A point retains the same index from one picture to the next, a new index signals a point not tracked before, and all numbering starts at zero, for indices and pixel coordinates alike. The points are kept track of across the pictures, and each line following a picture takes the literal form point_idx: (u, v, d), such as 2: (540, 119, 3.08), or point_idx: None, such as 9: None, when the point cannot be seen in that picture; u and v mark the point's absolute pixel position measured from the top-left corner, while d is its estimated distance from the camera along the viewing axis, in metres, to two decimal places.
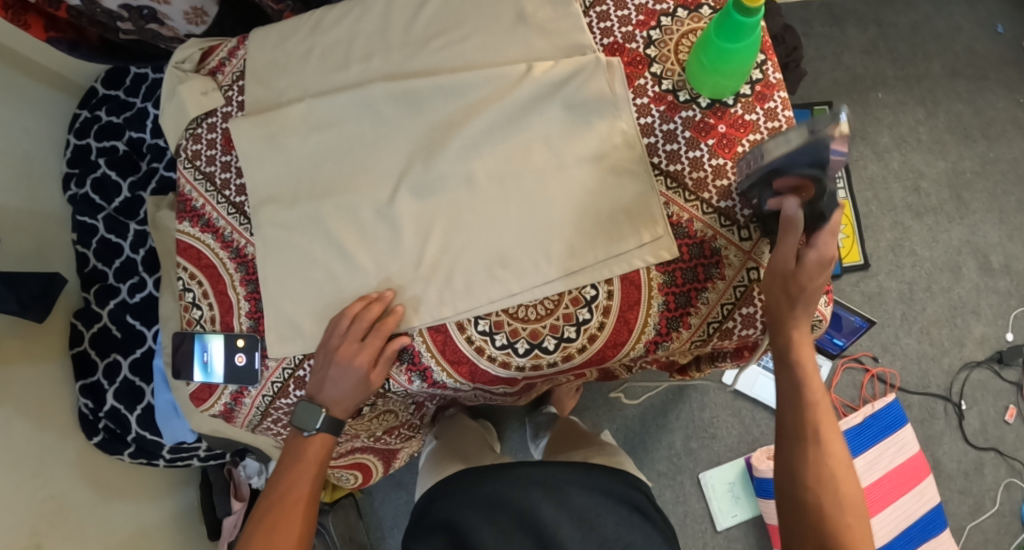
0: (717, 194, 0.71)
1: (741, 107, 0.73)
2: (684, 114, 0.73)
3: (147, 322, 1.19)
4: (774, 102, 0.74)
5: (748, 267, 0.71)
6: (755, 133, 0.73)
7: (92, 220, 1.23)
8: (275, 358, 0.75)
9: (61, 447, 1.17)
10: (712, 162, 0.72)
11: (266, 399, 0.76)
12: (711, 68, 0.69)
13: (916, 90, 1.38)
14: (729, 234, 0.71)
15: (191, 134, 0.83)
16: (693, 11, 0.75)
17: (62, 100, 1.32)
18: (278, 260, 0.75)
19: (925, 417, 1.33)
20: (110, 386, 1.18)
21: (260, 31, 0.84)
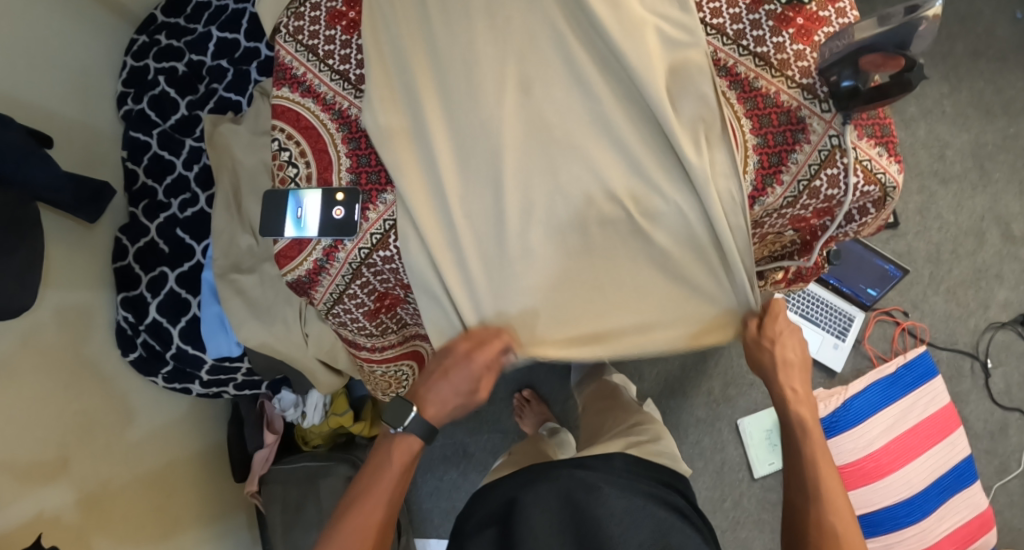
0: (800, 73, 0.76)
1: (816, 3, 0.77)
2: (767, 6, 0.77)
3: (197, 236, 1.18)
4: (843, 3, 0.79)
5: (831, 133, 0.74)
6: (828, 27, 0.77)
7: (146, 136, 1.24)
8: (376, 210, 0.81)
9: (98, 363, 1.15)
10: (793, 47, 0.76)
11: (364, 251, 0.82)
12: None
13: (940, 67, 1.47)
14: (813, 105, 0.75)
15: (293, 12, 0.86)
16: None
17: (120, 26, 1.34)
18: (417, 195, 0.79)
19: (954, 374, 1.36)
20: (153, 299, 1.16)
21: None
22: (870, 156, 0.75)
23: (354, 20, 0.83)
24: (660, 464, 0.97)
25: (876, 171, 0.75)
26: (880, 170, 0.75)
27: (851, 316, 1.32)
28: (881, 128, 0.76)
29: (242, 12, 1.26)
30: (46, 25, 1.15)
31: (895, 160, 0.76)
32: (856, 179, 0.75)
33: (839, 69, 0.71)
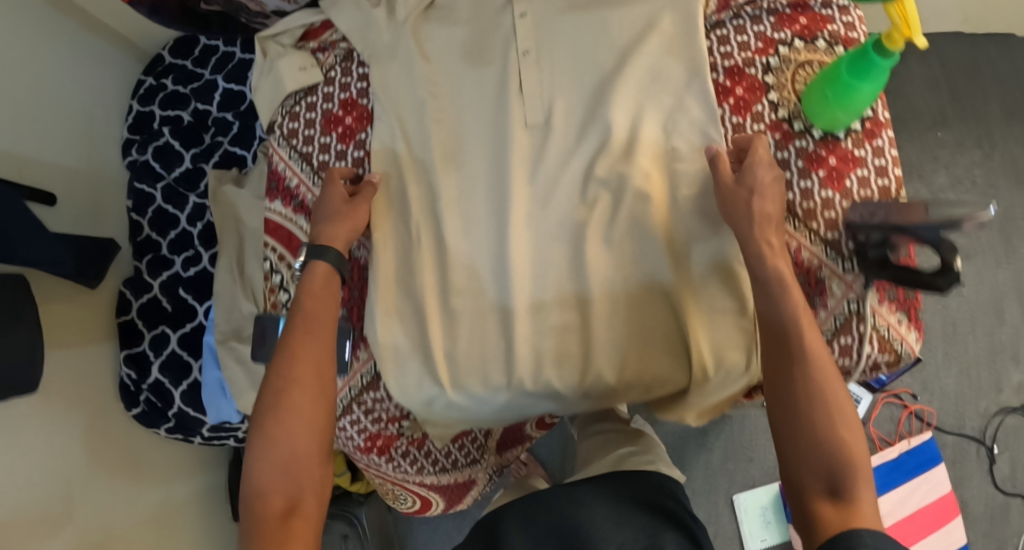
0: (825, 225, 0.73)
1: (851, 141, 0.75)
2: (797, 144, 0.75)
3: (200, 297, 1.18)
4: (883, 139, 0.75)
5: (849, 298, 0.73)
6: (862, 169, 0.74)
7: (150, 188, 1.22)
8: (364, 351, 0.88)
9: (103, 416, 1.16)
10: (821, 192, 0.74)
11: (352, 390, 0.88)
12: (832, 102, 0.71)
13: (973, 131, 1.40)
14: (835, 265, 0.73)
15: (288, 110, 0.89)
16: (809, 42, 0.78)
17: (127, 63, 1.31)
18: (411, 345, 0.81)
19: (957, 457, 1.33)
20: (155, 359, 1.17)
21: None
22: (889, 324, 0.73)
23: (348, 127, 0.86)
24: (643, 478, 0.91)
25: (894, 340, 0.73)
26: (899, 340, 0.73)
27: (857, 397, 1.30)
28: (905, 293, 0.73)
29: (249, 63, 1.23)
30: (46, 70, 1.12)
31: (915, 328, 0.73)
32: (871, 348, 0.73)
33: (867, 230, 0.69)
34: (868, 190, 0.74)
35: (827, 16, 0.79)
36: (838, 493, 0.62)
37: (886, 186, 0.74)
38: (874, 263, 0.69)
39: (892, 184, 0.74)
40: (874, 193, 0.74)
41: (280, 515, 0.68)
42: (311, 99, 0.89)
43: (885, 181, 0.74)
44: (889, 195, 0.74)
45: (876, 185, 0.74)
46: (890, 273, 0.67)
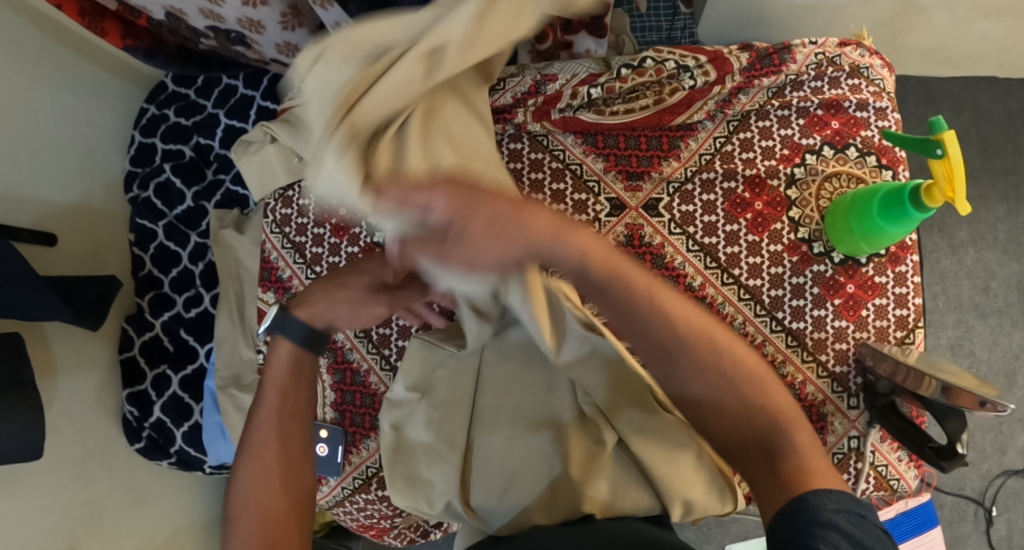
0: (832, 357, 0.82)
1: (872, 268, 0.82)
2: (815, 268, 0.83)
3: (200, 338, 1.19)
4: (906, 265, 0.83)
5: (850, 436, 0.83)
6: (881, 297, 0.82)
7: (151, 225, 1.21)
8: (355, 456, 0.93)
9: (105, 452, 1.18)
10: (834, 322, 0.82)
11: (343, 490, 0.94)
12: (860, 235, 0.78)
13: (1001, 185, 1.35)
14: (839, 403, 0.83)
15: (281, 196, 0.97)
16: (839, 151, 0.84)
17: (130, 92, 1.28)
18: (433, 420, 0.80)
19: (955, 518, 1.32)
20: (157, 398, 1.18)
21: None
22: (889, 461, 0.83)
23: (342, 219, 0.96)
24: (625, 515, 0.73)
25: (891, 477, 0.83)
26: (895, 477, 0.83)
27: None
28: None
29: (250, 101, 1.19)
30: (46, 107, 1.10)
31: (913, 466, 0.84)
32: (869, 484, 0.83)
33: (879, 377, 0.78)
34: (883, 319, 0.82)
35: (861, 120, 0.85)
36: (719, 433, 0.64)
37: (903, 315, 0.82)
38: (885, 409, 0.79)
39: (908, 314, 0.82)
40: (889, 323, 0.82)
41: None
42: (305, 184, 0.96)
43: (902, 311, 0.82)
44: (905, 326, 0.82)
45: (893, 314, 0.82)
46: (897, 425, 0.78)
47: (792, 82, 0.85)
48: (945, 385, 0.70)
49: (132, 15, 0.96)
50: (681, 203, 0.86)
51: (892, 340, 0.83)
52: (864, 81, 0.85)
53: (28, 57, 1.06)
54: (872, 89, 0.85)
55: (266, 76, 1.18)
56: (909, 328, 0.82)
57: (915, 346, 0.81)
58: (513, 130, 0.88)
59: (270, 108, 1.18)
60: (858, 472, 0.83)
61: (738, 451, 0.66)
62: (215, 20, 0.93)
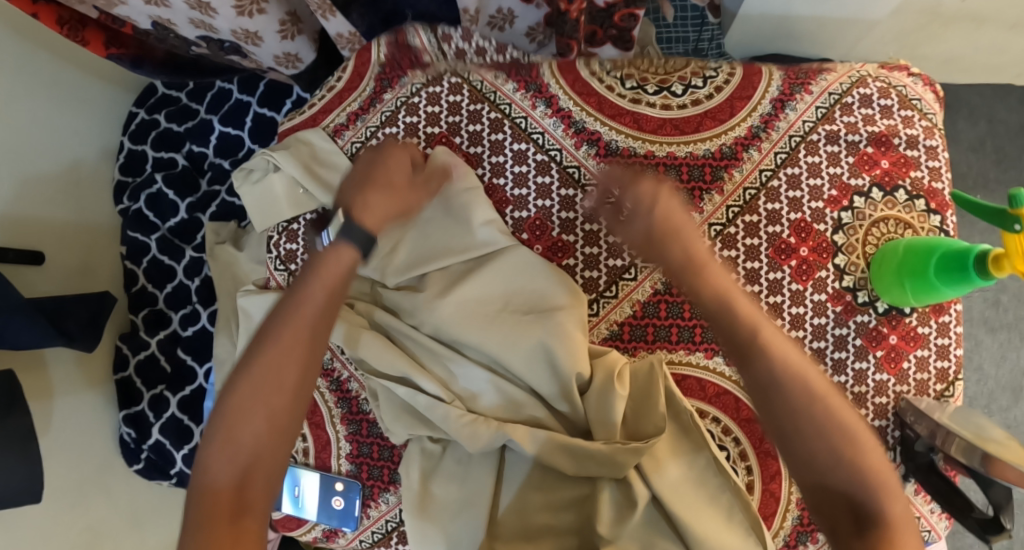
0: (873, 411, 0.79)
1: (916, 319, 0.80)
2: (859, 318, 0.79)
3: (199, 358, 1.15)
4: (949, 315, 0.80)
5: None
6: (923, 349, 0.80)
7: (144, 239, 1.15)
8: (375, 509, 0.80)
9: (101, 475, 1.13)
10: (876, 376, 0.79)
11: (362, 543, 0.82)
12: (909, 289, 0.76)
13: None
14: None
15: (286, 228, 0.88)
16: (888, 193, 0.81)
17: (118, 94, 1.21)
18: (421, 461, 0.74)
19: (958, 528, 1.34)
20: (155, 420, 1.14)
21: (389, 105, 0.87)
22: (921, 514, 0.80)
23: None
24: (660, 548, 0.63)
25: (923, 529, 0.80)
26: (929, 528, 0.80)
27: None
28: None
29: (247, 107, 1.14)
30: (30, 120, 1.03)
31: (945, 517, 0.81)
32: None
33: (918, 436, 0.75)
34: (925, 371, 0.80)
35: (912, 158, 0.82)
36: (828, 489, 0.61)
37: (945, 367, 0.80)
38: (922, 466, 0.76)
39: (949, 367, 0.80)
40: (930, 375, 0.80)
41: (229, 513, 0.62)
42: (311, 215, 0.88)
43: (943, 363, 0.80)
44: (945, 379, 0.80)
45: (935, 367, 0.80)
46: (937, 485, 0.74)
47: (838, 102, 0.82)
48: (983, 453, 0.67)
49: (115, 25, 0.86)
50: (723, 247, 0.80)
51: (930, 394, 0.80)
52: (916, 113, 0.83)
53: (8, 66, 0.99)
54: (924, 123, 0.83)
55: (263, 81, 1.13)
56: (950, 380, 0.80)
57: (954, 401, 0.79)
58: (543, 155, 0.83)
59: (268, 115, 1.12)
60: None
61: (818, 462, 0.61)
62: (207, 31, 0.82)
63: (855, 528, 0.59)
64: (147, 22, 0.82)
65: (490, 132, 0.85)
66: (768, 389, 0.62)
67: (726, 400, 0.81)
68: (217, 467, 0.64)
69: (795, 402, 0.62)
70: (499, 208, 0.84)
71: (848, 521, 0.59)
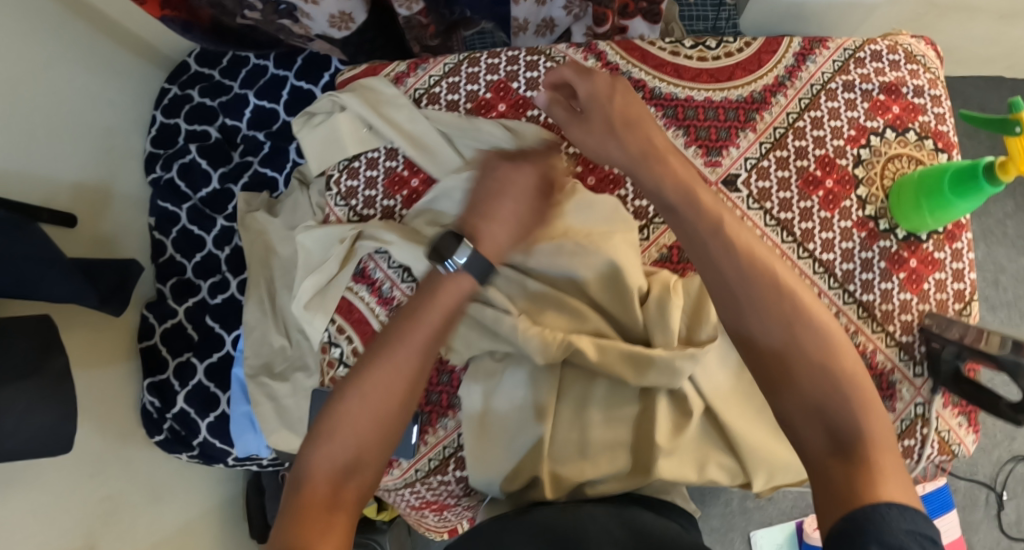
0: (900, 328, 0.82)
1: (933, 244, 0.83)
2: (882, 243, 0.83)
3: (227, 325, 1.15)
4: (962, 242, 0.83)
5: (917, 403, 0.81)
6: (940, 272, 0.83)
7: (175, 209, 1.17)
8: (432, 435, 0.82)
9: (122, 446, 1.11)
10: (900, 295, 0.82)
11: (417, 472, 0.82)
12: (927, 211, 0.79)
13: None
14: (905, 370, 0.81)
15: (346, 167, 0.90)
16: (900, 133, 0.85)
17: (149, 71, 1.23)
18: (480, 380, 0.76)
19: (968, 503, 1.36)
20: (180, 388, 1.14)
21: (451, 59, 0.90)
22: (950, 428, 0.81)
23: (414, 188, 0.89)
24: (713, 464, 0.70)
25: (953, 443, 0.82)
26: (957, 442, 0.82)
27: None
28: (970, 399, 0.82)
29: (283, 81, 1.17)
30: (69, 84, 1.05)
31: (973, 431, 0.82)
32: (930, 451, 0.81)
33: (945, 343, 0.77)
34: (943, 292, 0.83)
35: (919, 106, 0.86)
36: (831, 428, 0.58)
37: (961, 289, 0.83)
38: (947, 374, 0.78)
39: (966, 287, 0.83)
40: (949, 295, 0.83)
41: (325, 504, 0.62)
42: (372, 153, 0.90)
43: (960, 285, 0.83)
44: (963, 299, 0.82)
45: (952, 288, 0.83)
46: (966, 390, 0.76)
47: (852, 57, 0.87)
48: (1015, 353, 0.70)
49: None
50: (758, 179, 0.85)
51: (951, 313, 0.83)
52: (921, 68, 0.87)
53: (52, 30, 1.01)
54: (929, 75, 0.87)
55: (300, 56, 1.16)
56: (968, 300, 0.83)
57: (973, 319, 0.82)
58: None
59: (304, 89, 1.16)
60: (921, 440, 0.81)
61: (810, 399, 0.60)
62: None
63: (834, 451, 0.57)
64: None
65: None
66: (759, 323, 0.63)
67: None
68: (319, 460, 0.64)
69: (799, 331, 0.62)
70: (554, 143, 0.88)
71: (823, 443, 0.58)
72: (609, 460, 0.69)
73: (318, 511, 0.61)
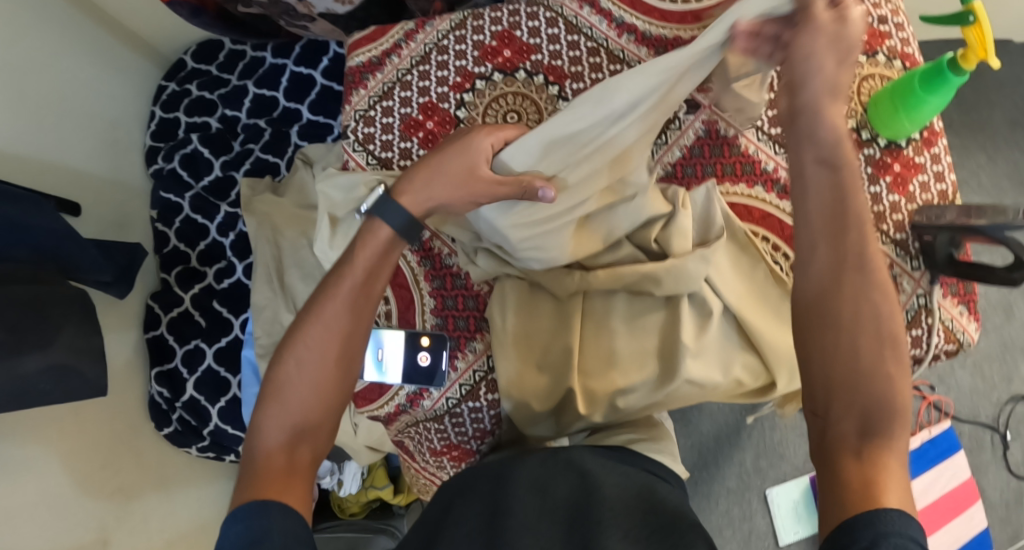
0: (893, 227, 0.87)
1: (912, 149, 0.88)
2: (866, 152, 0.88)
3: (234, 310, 1.15)
4: (938, 147, 0.89)
5: (918, 294, 0.85)
6: (923, 174, 0.88)
7: (178, 199, 1.18)
8: (461, 361, 0.88)
9: (132, 437, 1.08)
10: (889, 197, 0.88)
11: (449, 400, 0.89)
12: (902, 113, 0.84)
13: (978, 137, 1.47)
14: (904, 263, 0.86)
15: (362, 116, 0.91)
16: (871, 57, 0.91)
17: (148, 70, 1.26)
18: (512, 299, 0.83)
19: (974, 446, 1.39)
20: (190, 376, 1.13)
21: (457, 14, 0.91)
22: (952, 316, 0.86)
23: (429, 130, 0.90)
24: (731, 366, 0.76)
25: (956, 331, 0.86)
26: (961, 330, 0.86)
27: None
28: (966, 287, 0.86)
29: (282, 68, 1.21)
30: (75, 76, 1.07)
31: (974, 319, 0.86)
32: (937, 339, 0.85)
33: (936, 233, 0.82)
34: (928, 192, 0.88)
35: (884, 32, 0.91)
36: (869, 434, 0.53)
37: (944, 189, 0.89)
38: (942, 260, 0.82)
39: (948, 188, 0.89)
40: (933, 195, 0.88)
41: (286, 460, 0.58)
42: (386, 103, 0.91)
43: (942, 185, 0.89)
44: (946, 197, 0.89)
45: (935, 189, 0.89)
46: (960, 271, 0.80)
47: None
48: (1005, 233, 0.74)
49: None
50: None
51: None
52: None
53: (58, 19, 1.03)
54: (891, 7, 0.93)
55: (298, 43, 1.21)
56: (951, 199, 0.89)
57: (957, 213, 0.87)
58: (592, 40, 0.89)
59: (304, 74, 1.21)
60: (928, 329, 0.85)
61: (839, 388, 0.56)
62: None
63: (862, 440, 0.53)
64: None
65: (547, 26, 0.89)
66: (834, 300, 0.58)
67: (771, 222, 0.88)
68: (270, 433, 0.59)
69: (855, 307, 0.57)
70: (558, 83, 0.89)
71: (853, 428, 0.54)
72: (633, 370, 0.77)
73: (274, 484, 0.56)
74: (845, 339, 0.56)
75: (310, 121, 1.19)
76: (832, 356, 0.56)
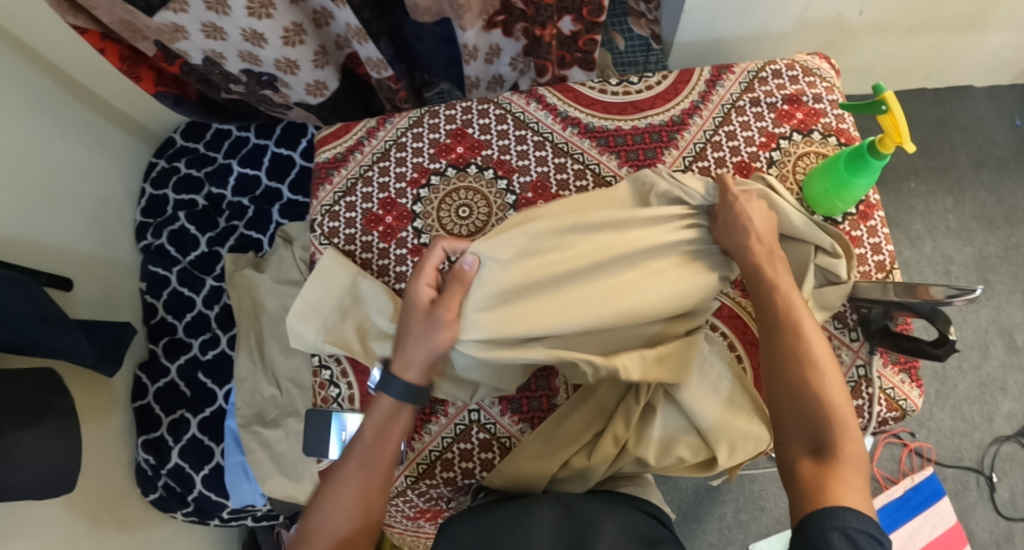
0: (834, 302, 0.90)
1: (848, 224, 0.92)
2: None
3: (219, 381, 1.19)
4: (875, 219, 0.93)
5: (857, 364, 0.89)
6: (860, 247, 0.91)
7: (165, 272, 1.24)
8: (418, 442, 0.93)
9: (118, 506, 1.11)
10: None
11: (406, 478, 0.94)
12: (834, 193, 0.87)
13: (944, 180, 1.50)
14: (843, 336, 0.90)
15: (327, 211, 0.97)
16: (806, 135, 0.94)
17: (138, 147, 1.33)
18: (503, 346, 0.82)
19: (960, 489, 1.38)
20: (174, 444, 1.16)
21: (415, 113, 0.99)
22: (894, 384, 0.89)
23: (388, 225, 0.96)
24: (680, 448, 0.85)
25: (899, 398, 0.88)
26: (903, 397, 0.88)
27: None
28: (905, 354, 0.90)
29: (263, 149, 1.28)
30: (65, 157, 1.12)
31: (915, 386, 0.89)
32: (881, 408, 0.88)
33: (871, 306, 0.86)
34: (865, 265, 0.91)
35: (819, 110, 0.95)
36: (820, 453, 0.66)
37: (882, 260, 0.91)
38: (880, 332, 0.86)
39: (886, 259, 0.91)
40: (870, 267, 0.91)
41: None
42: (349, 198, 0.97)
43: (880, 257, 0.91)
44: (884, 269, 0.91)
45: (872, 261, 0.91)
46: (894, 342, 0.85)
47: (755, 77, 0.97)
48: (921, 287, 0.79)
49: (166, 61, 0.98)
50: None
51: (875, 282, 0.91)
52: (818, 79, 0.97)
53: (48, 105, 1.09)
54: (825, 85, 0.97)
55: (279, 125, 1.28)
56: (888, 270, 0.91)
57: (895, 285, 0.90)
58: (540, 134, 0.97)
59: (284, 154, 1.27)
60: (870, 400, 0.88)
61: (788, 426, 0.69)
62: (251, 64, 0.96)
63: (819, 468, 0.65)
64: (200, 55, 0.94)
65: (497, 123, 0.97)
66: (782, 365, 0.72)
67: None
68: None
69: (813, 372, 0.70)
70: (507, 177, 0.96)
71: (804, 444, 0.67)
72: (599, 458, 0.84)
73: None
74: (802, 392, 0.69)
75: (290, 200, 1.24)
76: (793, 420, 0.69)
